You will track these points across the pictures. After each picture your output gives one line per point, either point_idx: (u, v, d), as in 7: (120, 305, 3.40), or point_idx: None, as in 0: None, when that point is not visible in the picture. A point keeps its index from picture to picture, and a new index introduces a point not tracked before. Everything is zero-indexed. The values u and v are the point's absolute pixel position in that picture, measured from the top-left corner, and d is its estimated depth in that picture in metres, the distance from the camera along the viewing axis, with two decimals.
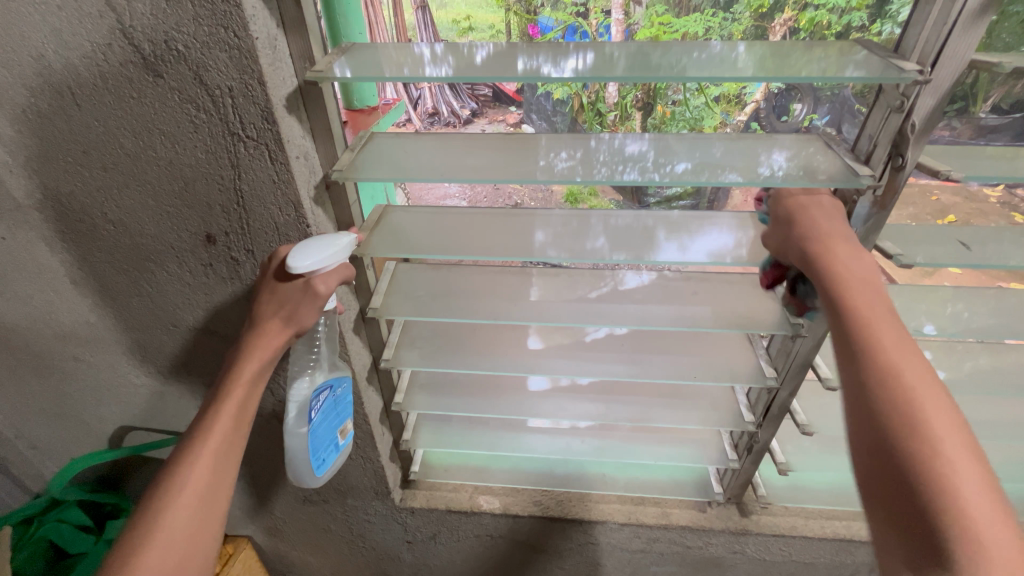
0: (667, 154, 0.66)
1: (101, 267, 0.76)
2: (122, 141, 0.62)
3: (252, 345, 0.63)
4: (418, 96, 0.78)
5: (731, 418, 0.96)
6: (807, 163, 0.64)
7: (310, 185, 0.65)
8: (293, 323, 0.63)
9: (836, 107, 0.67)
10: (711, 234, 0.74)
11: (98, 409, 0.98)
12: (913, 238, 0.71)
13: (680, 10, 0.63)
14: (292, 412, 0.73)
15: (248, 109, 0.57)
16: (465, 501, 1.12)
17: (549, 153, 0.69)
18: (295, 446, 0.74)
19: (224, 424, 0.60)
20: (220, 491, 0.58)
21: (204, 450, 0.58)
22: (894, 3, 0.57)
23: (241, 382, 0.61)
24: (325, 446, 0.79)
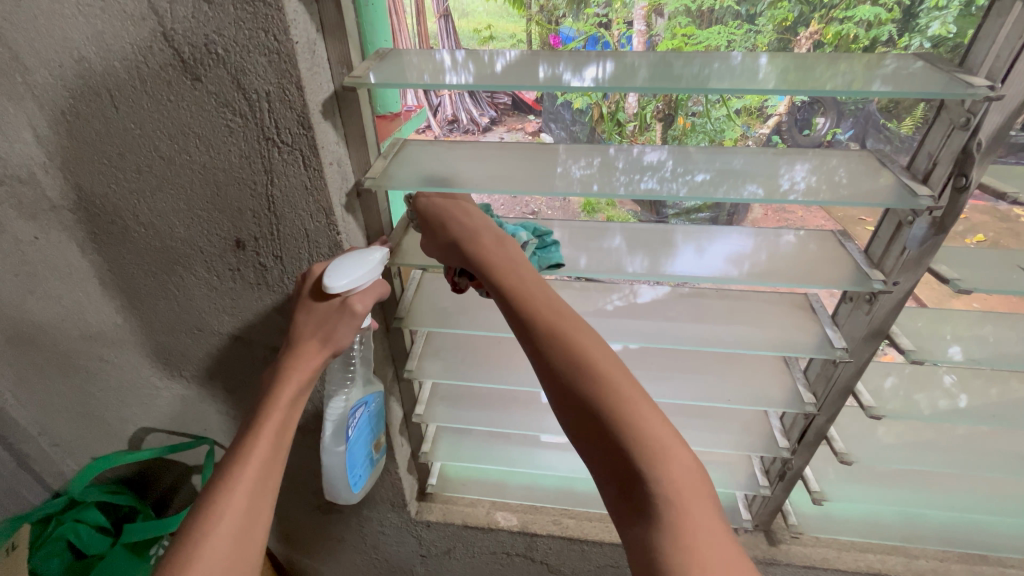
0: (688, 163, 0.64)
1: (129, 269, 0.76)
2: (158, 144, 0.61)
3: (289, 367, 0.62)
4: (438, 103, 0.73)
5: (763, 442, 0.92)
6: (828, 177, 0.61)
7: (342, 192, 0.64)
8: (330, 345, 0.62)
9: (862, 123, 0.64)
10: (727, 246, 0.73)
11: (120, 410, 0.98)
12: (968, 261, 0.67)
13: (704, 21, 0.60)
14: (329, 429, 0.74)
15: (285, 114, 0.57)
16: (482, 517, 1.10)
17: (569, 161, 0.67)
18: (332, 462, 0.77)
19: (263, 450, 0.57)
20: (258, 520, 0.55)
21: (242, 476, 0.55)
22: (921, 18, 0.55)
23: (279, 407, 0.60)
24: (360, 462, 0.82)
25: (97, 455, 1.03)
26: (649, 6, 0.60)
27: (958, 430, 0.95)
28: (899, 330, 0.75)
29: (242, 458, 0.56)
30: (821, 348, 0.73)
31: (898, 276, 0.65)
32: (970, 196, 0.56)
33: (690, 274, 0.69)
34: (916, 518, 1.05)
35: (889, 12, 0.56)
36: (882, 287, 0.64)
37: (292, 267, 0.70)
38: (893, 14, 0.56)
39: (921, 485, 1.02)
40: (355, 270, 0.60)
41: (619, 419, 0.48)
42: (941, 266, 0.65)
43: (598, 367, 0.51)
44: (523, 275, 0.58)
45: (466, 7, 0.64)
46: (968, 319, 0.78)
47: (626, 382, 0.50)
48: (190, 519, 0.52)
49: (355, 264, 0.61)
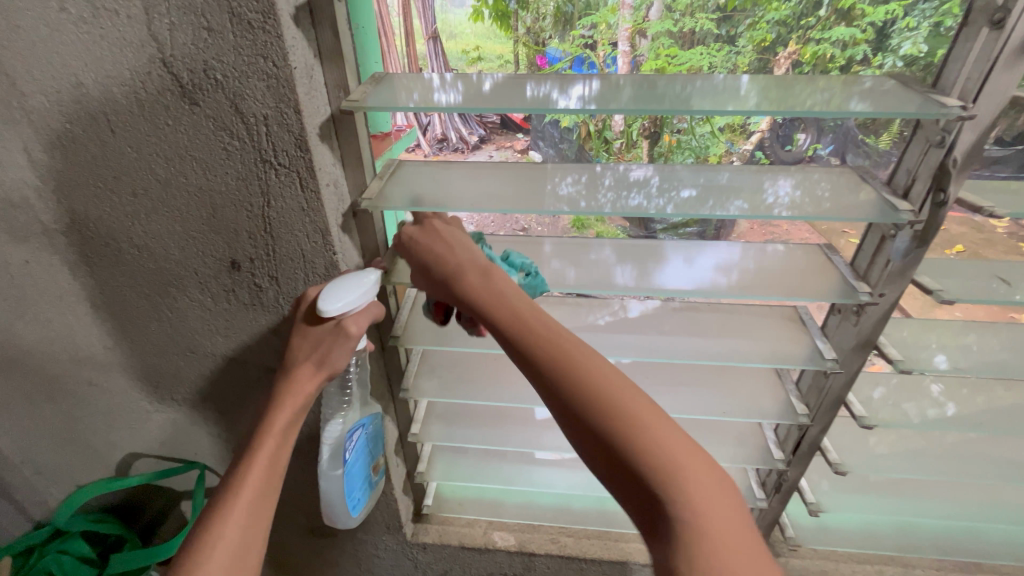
0: (673, 180, 0.67)
1: (122, 291, 0.75)
2: (155, 168, 0.62)
3: (285, 392, 0.62)
4: (427, 122, 0.72)
5: (759, 454, 0.92)
6: (810, 192, 0.63)
7: (338, 213, 0.65)
8: (326, 367, 0.62)
9: (841, 139, 0.65)
10: (719, 250, 0.78)
11: (108, 436, 0.96)
12: (950, 272, 0.69)
13: (686, 42, 0.62)
14: (326, 455, 0.74)
15: (282, 137, 0.57)
16: (479, 537, 1.08)
17: (557, 179, 0.69)
18: (329, 486, 0.76)
19: (257, 477, 0.56)
20: (252, 551, 0.53)
21: (234, 505, 0.54)
22: (895, 37, 0.58)
23: (274, 432, 0.59)
24: (359, 485, 0.81)
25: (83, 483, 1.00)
26: (632, 27, 0.62)
27: (949, 439, 0.97)
28: (886, 340, 0.76)
29: (237, 482, 0.56)
30: (812, 360, 0.75)
31: (884, 288, 0.67)
32: (949, 210, 0.59)
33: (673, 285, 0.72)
34: (912, 528, 1.05)
35: (863, 33, 0.58)
36: (867, 299, 0.67)
37: (288, 288, 0.70)
38: (867, 35, 0.58)
39: (913, 493, 1.03)
40: (350, 294, 0.60)
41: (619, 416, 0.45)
42: (924, 277, 0.67)
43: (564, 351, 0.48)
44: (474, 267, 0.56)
45: (453, 30, 0.65)
46: (954, 329, 0.80)
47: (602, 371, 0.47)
48: (180, 552, 0.51)
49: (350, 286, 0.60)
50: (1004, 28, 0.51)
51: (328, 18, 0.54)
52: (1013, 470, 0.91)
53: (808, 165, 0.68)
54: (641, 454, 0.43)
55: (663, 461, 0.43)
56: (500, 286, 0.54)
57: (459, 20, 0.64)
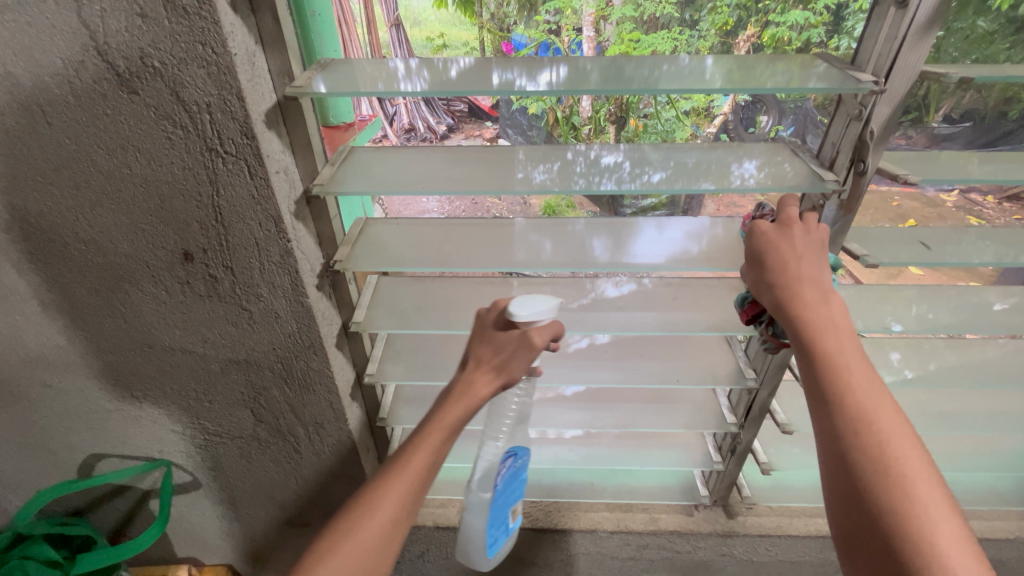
0: (643, 164, 0.69)
1: (72, 288, 0.74)
2: (96, 159, 0.61)
3: (456, 391, 0.64)
4: (394, 112, 0.76)
5: (714, 420, 0.97)
6: (774, 171, 0.67)
7: (290, 200, 0.65)
8: (503, 374, 0.65)
9: (801, 119, 0.70)
10: (676, 241, 0.78)
11: (67, 437, 0.94)
12: (878, 239, 0.74)
13: (649, 28, 0.65)
14: (479, 473, 0.74)
15: (226, 124, 0.57)
16: (453, 516, 1.11)
17: (528, 166, 0.70)
18: (472, 510, 0.75)
19: (417, 464, 0.60)
20: (395, 535, 0.58)
21: (394, 485, 0.58)
22: (850, 20, 0.61)
23: (439, 428, 0.62)
24: (499, 524, 0.80)
25: (43, 487, 0.98)
26: (596, 13, 0.64)
27: None
28: None
29: (399, 465, 0.60)
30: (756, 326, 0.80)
31: None
32: (870, 179, 0.63)
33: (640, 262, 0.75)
34: None
35: (818, 16, 0.62)
36: None
37: (244, 277, 0.70)
38: (823, 18, 0.62)
39: None
40: (538, 306, 0.65)
41: (896, 473, 0.47)
42: (853, 245, 0.71)
43: (866, 406, 0.50)
44: (809, 290, 0.56)
45: (417, 17, 0.67)
46: (889, 294, 0.85)
47: (883, 420, 0.49)
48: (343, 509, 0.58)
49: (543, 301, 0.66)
50: (907, 6, 0.54)
51: (268, 4, 0.55)
52: (942, 422, 0.99)
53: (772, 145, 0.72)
54: (888, 521, 0.46)
55: (913, 514, 0.45)
56: (837, 321, 0.55)
57: (423, 7, 0.65)
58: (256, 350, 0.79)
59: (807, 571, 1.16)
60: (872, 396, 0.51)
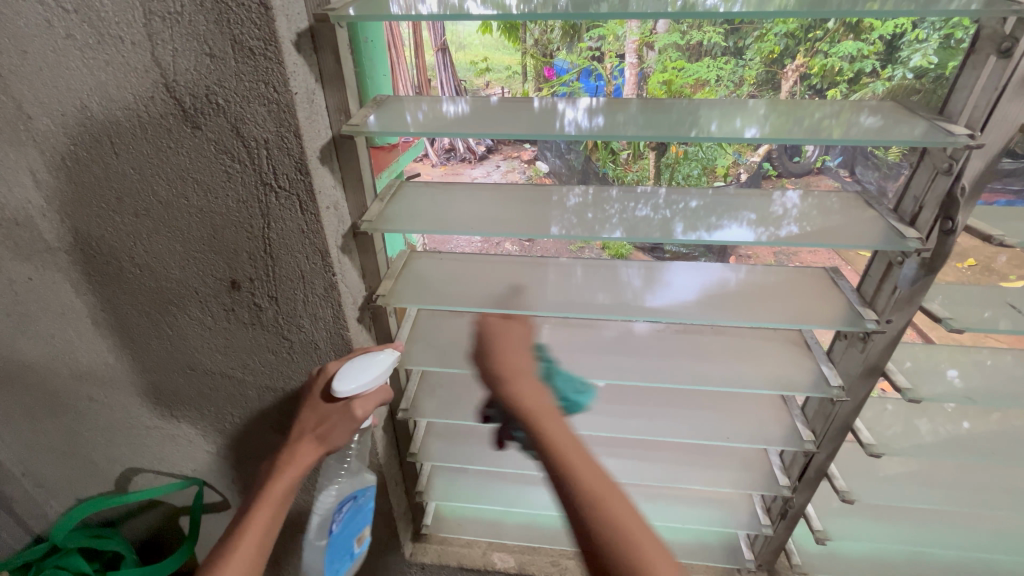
0: (680, 192, 0.67)
1: (124, 309, 0.75)
2: (157, 189, 0.62)
3: (285, 462, 0.68)
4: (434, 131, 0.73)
5: (764, 481, 0.91)
6: (820, 202, 0.65)
7: (338, 235, 0.65)
8: (325, 443, 0.69)
9: (851, 150, 0.64)
10: (711, 274, 0.74)
11: (108, 450, 0.95)
12: (959, 298, 0.68)
13: (693, 55, 0.61)
14: (314, 522, 0.79)
15: (282, 160, 0.57)
16: (479, 558, 1.06)
17: (565, 189, 0.70)
18: (314, 556, 0.80)
19: (260, 523, 0.66)
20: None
21: (243, 539, 0.64)
22: (904, 49, 0.56)
23: (273, 498, 0.67)
24: (341, 556, 0.82)
25: (82, 497, 1.00)
26: (640, 39, 0.61)
27: (959, 465, 0.94)
28: (895, 366, 0.74)
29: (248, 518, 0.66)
30: (818, 387, 0.73)
31: (891, 314, 0.65)
32: (957, 238, 0.58)
33: (674, 308, 0.70)
34: (919, 556, 1.03)
35: (872, 46, 0.56)
36: (875, 326, 0.64)
37: (288, 308, 0.70)
38: (875, 48, 0.56)
39: (926, 521, 1.00)
40: (363, 375, 0.65)
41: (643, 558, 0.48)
42: (933, 304, 0.66)
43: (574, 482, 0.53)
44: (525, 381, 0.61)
45: (462, 40, 0.64)
46: (969, 355, 0.77)
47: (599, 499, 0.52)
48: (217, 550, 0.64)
49: (366, 369, 0.65)
50: (1011, 56, 0.49)
51: (331, 43, 0.55)
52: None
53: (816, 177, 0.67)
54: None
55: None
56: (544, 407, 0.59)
57: (468, 32, 0.63)
58: (294, 378, 0.78)
59: None
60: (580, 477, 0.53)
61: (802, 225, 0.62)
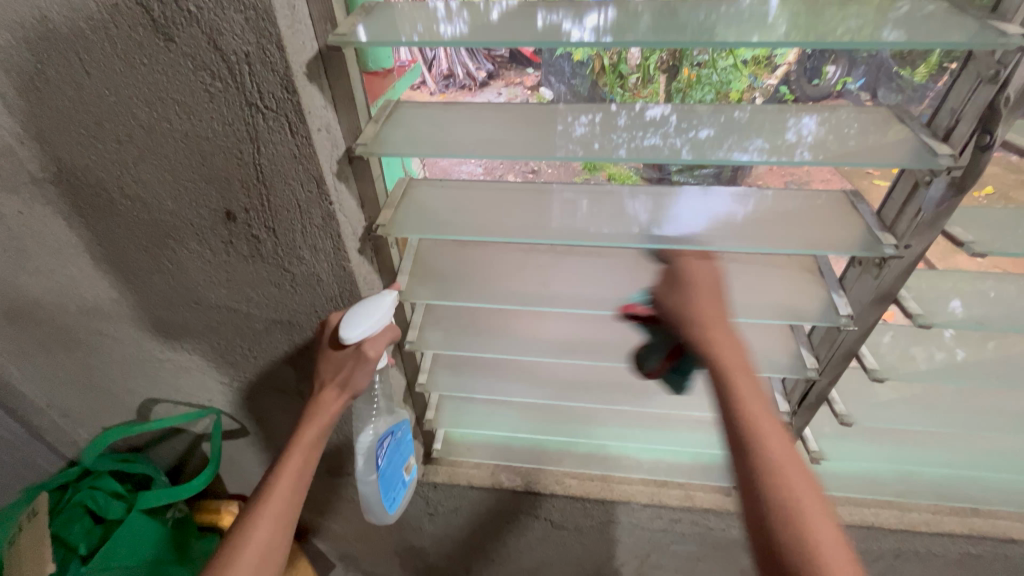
0: (691, 117, 0.62)
1: (119, 242, 0.74)
2: (136, 112, 0.58)
3: (313, 410, 0.70)
4: (433, 57, 0.69)
5: (766, 406, 0.92)
6: (837, 128, 0.59)
7: (332, 160, 0.61)
8: (348, 388, 0.69)
9: (874, 71, 0.60)
10: (719, 198, 0.71)
11: (125, 382, 0.98)
12: (983, 222, 0.65)
13: None
14: (361, 460, 0.80)
15: (267, 77, 0.53)
16: (487, 478, 1.12)
17: (570, 116, 0.64)
18: (367, 491, 0.82)
19: (291, 470, 0.68)
20: (285, 531, 0.65)
21: (278, 484, 0.67)
22: None
23: (301, 446, 0.68)
24: (394, 484, 0.87)
25: (107, 425, 1.05)
26: None
27: (959, 392, 0.95)
28: (907, 293, 0.72)
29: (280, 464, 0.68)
30: (825, 316, 0.72)
31: (910, 240, 0.63)
32: (994, 155, 0.54)
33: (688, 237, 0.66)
34: (909, 475, 1.07)
35: None
36: (892, 252, 0.62)
37: (286, 239, 0.68)
38: None
39: (920, 442, 1.03)
40: (365, 321, 0.65)
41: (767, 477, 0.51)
42: (955, 228, 0.64)
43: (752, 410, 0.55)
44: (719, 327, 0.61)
45: None
46: (985, 282, 0.75)
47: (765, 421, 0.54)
48: (254, 495, 0.67)
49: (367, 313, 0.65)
50: None
51: None
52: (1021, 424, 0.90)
53: (835, 101, 0.63)
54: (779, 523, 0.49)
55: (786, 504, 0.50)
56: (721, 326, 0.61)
57: None
58: (299, 311, 0.78)
59: None
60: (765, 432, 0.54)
61: (815, 154, 0.57)
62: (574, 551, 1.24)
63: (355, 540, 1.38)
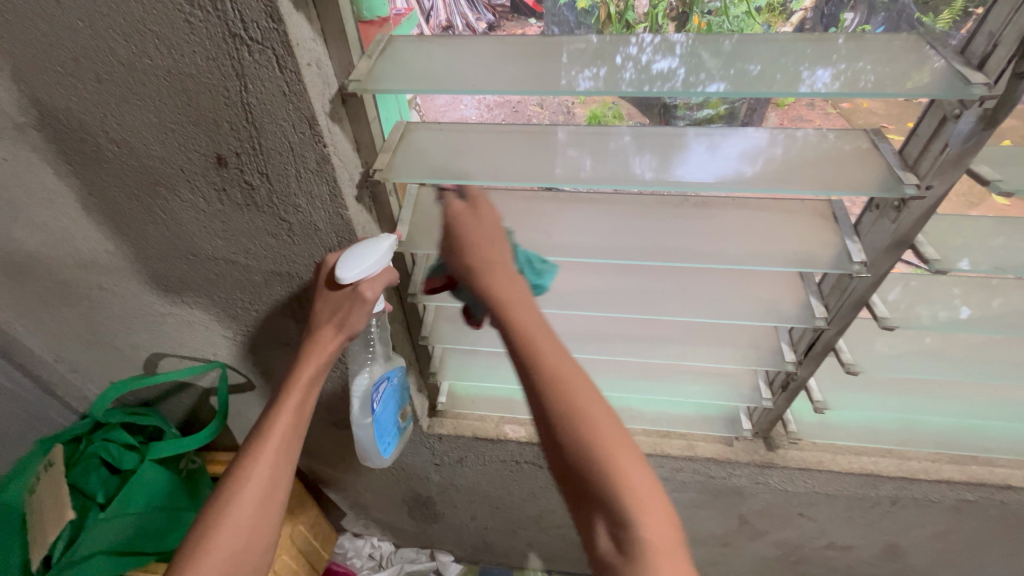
0: (699, 72, 0.55)
1: (110, 192, 0.72)
2: (113, 47, 0.55)
3: (309, 352, 0.69)
4: (431, 7, 0.66)
5: (771, 357, 0.92)
6: (854, 80, 0.53)
7: (325, 99, 0.58)
8: (345, 329, 0.68)
9: (893, 18, 0.58)
10: (744, 135, 0.66)
11: (129, 338, 0.98)
12: (1010, 160, 0.62)
13: None
14: (357, 404, 0.81)
15: (249, 4, 0.49)
16: (491, 430, 1.14)
17: (572, 71, 0.58)
18: (362, 434, 0.84)
19: (290, 409, 0.68)
20: (285, 467, 0.67)
21: (277, 423, 0.67)
22: None
23: (299, 387, 0.69)
24: (388, 429, 0.89)
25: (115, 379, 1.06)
26: None
27: (968, 341, 0.95)
28: (924, 239, 0.70)
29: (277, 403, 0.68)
30: (836, 262, 0.70)
31: (932, 181, 0.60)
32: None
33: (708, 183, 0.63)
34: (911, 424, 1.08)
35: None
36: (913, 193, 0.59)
37: (280, 185, 0.66)
38: None
39: (923, 391, 1.03)
40: (363, 260, 0.64)
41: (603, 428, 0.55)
42: (981, 167, 0.60)
43: (564, 362, 0.58)
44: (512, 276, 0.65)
45: None
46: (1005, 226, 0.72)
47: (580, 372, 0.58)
48: (252, 434, 0.67)
49: (364, 253, 0.65)
50: None
51: None
52: None
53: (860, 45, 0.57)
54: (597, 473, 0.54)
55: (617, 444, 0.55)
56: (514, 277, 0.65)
57: None
58: (297, 261, 0.77)
59: (842, 504, 1.14)
60: (570, 381, 0.57)
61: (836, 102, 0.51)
62: None
63: (364, 489, 1.42)
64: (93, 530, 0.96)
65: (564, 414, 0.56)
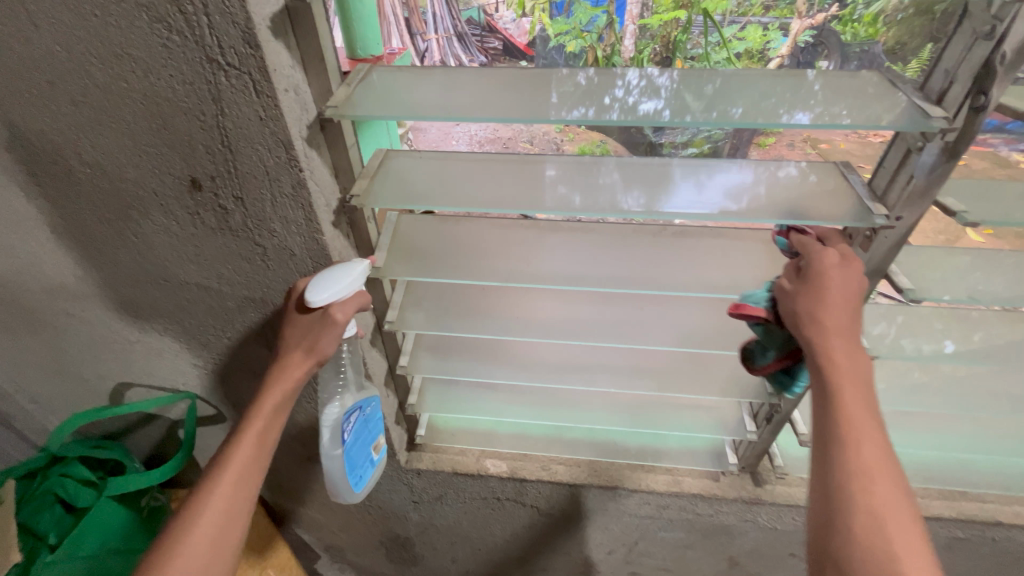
0: (682, 113, 0.56)
1: (82, 215, 0.70)
2: (90, 70, 0.55)
3: (276, 377, 0.67)
4: (425, 49, 0.69)
5: (755, 388, 0.90)
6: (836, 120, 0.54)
7: (302, 125, 0.58)
8: (314, 353, 0.66)
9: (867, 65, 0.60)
10: (727, 172, 0.67)
11: (95, 367, 0.95)
12: (975, 193, 0.63)
13: None
14: (327, 435, 0.76)
15: (227, 30, 0.50)
16: (472, 464, 1.10)
17: (561, 110, 0.59)
18: (332, 467, 0.78)
19: (252, 439, 0.64)
20: (242, 503, 0.62)
21: (237, 454, 0.63)
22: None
23: (263, 414, 0.65)
24: (361, 462, 0.84)
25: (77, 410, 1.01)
26: None
27: (950, 373, 0.94)
28: (897, 268, 0.71)
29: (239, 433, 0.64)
30: None
31: (902, 211, 0.61)
32: (988, 116, 0.52)
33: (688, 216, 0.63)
34: (898, 458, 1.06)
35: None
36: (883, 223, 0.60)
37: (255, 210, 0.65)
38: None
39: (909, 424, 1.02)
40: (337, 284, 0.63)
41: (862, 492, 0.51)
42: (947, 198, 0.62)
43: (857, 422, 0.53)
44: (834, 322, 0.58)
45: None
46: (979, 259, 0.74)
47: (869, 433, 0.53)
48: (210, 466, 0.63)
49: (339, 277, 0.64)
50: None
51: None
52: (1011, 405, 0.89)
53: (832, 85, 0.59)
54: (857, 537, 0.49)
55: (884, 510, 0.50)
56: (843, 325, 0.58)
57: None
58: (272, 288, 0.75)
59: None
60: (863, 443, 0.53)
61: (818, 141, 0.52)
62: (561, 539, 1.22)
63: (338, 529, 1.35)
64: (41, 574, 0.89)
65: (852, 480, 0.51)
